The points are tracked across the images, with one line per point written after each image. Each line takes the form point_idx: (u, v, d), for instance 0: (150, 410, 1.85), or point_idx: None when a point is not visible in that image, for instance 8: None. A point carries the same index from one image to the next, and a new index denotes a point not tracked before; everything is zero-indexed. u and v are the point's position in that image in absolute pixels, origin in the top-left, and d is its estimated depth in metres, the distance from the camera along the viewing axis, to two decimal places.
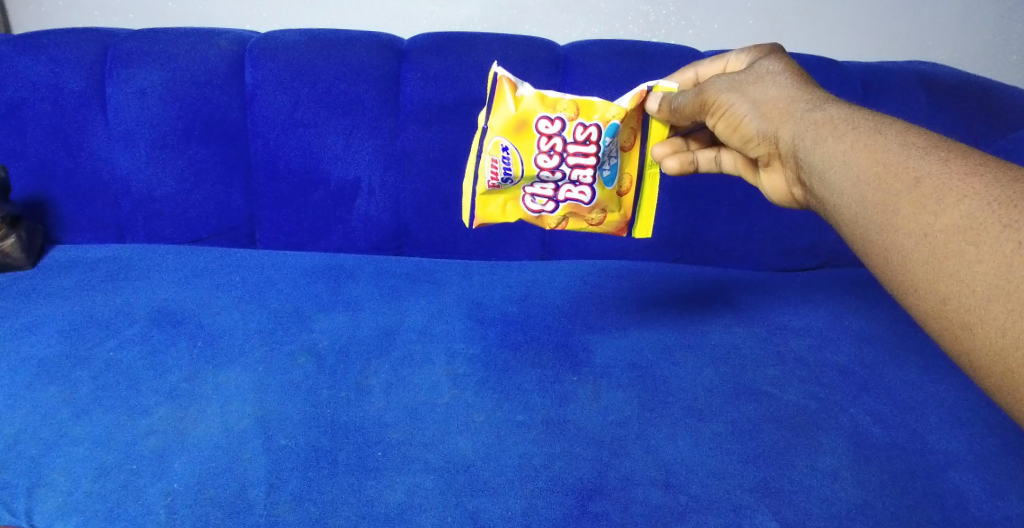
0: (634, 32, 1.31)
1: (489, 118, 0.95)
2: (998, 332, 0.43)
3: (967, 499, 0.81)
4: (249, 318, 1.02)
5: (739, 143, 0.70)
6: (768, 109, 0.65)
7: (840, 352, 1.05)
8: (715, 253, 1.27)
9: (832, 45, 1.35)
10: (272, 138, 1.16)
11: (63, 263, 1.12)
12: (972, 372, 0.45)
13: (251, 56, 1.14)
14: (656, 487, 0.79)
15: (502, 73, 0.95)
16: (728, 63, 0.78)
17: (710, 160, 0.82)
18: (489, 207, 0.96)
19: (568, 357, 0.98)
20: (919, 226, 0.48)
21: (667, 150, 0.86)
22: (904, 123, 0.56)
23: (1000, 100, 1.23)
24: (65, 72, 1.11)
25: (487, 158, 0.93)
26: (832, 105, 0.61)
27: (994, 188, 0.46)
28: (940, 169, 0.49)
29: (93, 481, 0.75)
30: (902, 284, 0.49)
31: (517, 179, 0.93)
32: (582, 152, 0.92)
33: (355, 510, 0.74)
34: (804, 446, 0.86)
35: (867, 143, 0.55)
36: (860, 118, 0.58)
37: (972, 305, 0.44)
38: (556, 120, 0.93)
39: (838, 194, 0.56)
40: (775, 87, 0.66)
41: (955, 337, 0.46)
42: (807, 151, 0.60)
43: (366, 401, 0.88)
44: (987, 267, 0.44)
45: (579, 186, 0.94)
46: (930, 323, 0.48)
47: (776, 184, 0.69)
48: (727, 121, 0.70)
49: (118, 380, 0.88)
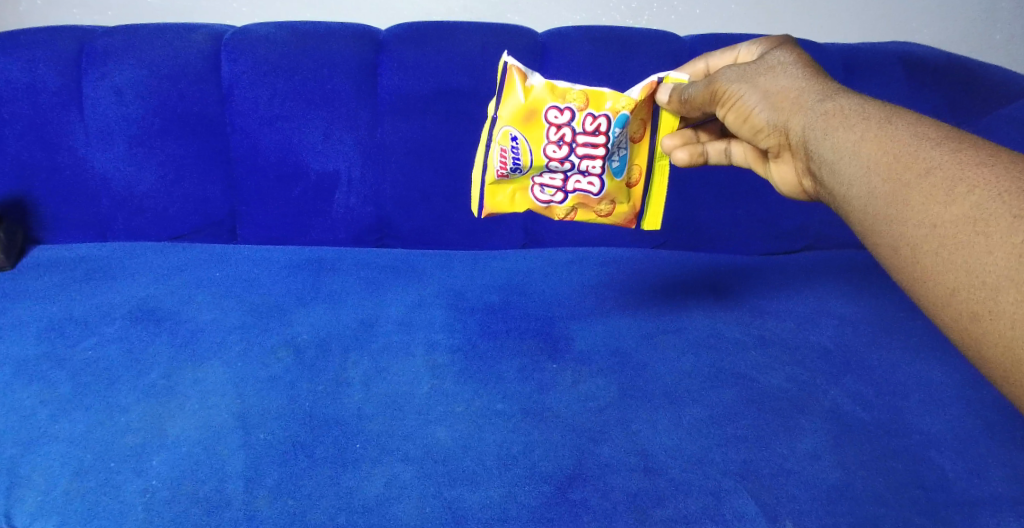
0: (617, 19, 1.30)
1: (498, 107, 0.93)
2: (1007, 324, 0.42)
3: (947, 479, 0.82)
4: (230, 313, 1.02)
5: (749, 134, 0.70)
6: (779, 99, 0.65)
7: (822, 334, 1.05)
8: (699, 238, 1.27)
9: (815, 29, 1.34)
10: (249, 132, 1.15)
11: (44, 263, 1.12)
12: (980, 364, 0.45)
13: (226, 49, 1.13)
14: (636, 472, 0.79)
15: (512, 62, 0.93)
16: (738, 54, 0.78)
17: (720, 152, 0.81)
18: (499, 197, 0.96)
19: (550, 345, 0.98)
20: (929, 217, 0.48)
21: (676, 142, 0.84)
22: (917, 114, 0.55)
23: (982, 79, 1.23)
24: (38, 71, 1.11)
25: (496, 148, 0.92)
26: (842, 95, 0.60)
27: (1004, 178, 0.45)
28: (949, 159, 0.49)
29: (71, 479, 0.75)
30: (912, 275, 0.49)
31: (526, 169, 0.93)
32: (591, 142, 0.92)
33: (333, 502, 0.74)
34: (785, 428, 0.87)
35: (878, 133, 0.54)
36: (871, 108, 0.57)
37: (982, 296, 0.43)
38: (566, 110, 0.92)
39: (847, 185, 0.55)
40: (786, 77, 0.66)
41: (964, 329, 0.45)
42: (817, 142, 0.59)
43: (345, 393, 0.88)
44: (997, 259, 0.43)
45: (588, 177, 0.94)
46: (940, 315, 0.47)
47: (785, 176, 0.70)
48: (737, 112, 0.70)
49: (98, 379, 0.89)
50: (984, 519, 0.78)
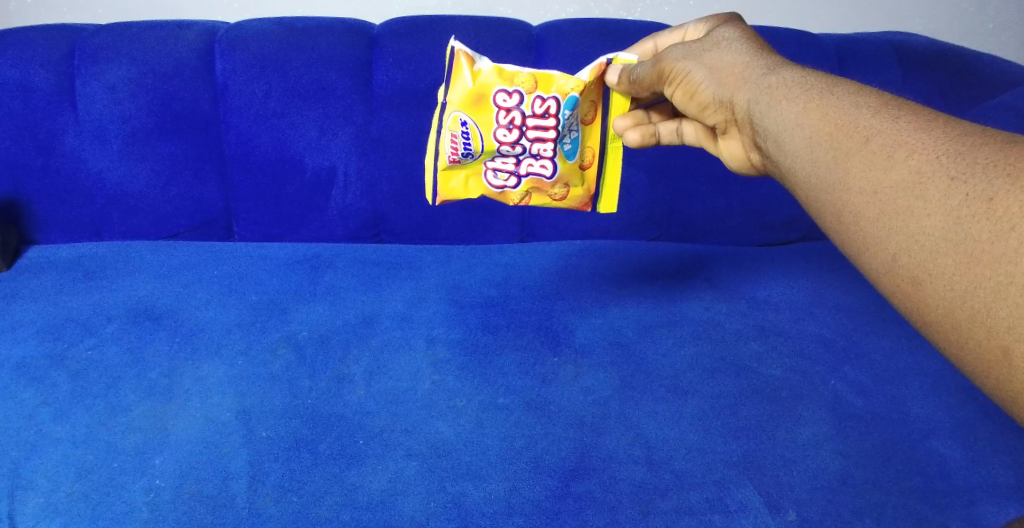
0: (608, 10, 1.29)
1: (447, 93, 0.92)
2: (946, 286, 0.42)
3: (948, 466, 0.83)
4: (227, 311, 1.02)
5: (696, 110, 0.72)
6: (723, 74, 0.66)
7: (819, 323, 1.05)
8: (695, 230, 1.27)
9: (806, 19, 1.34)
10: (245, 129, 1.15)
11: (41, 262, 1.12)
12: (923, 328, 0.45)
13: (221, 47, 1.12)
14: (639, 464, 0.80)
15: (458, 47, 0.92)
16: (686, 32, 0.79)
17: (672, 132, 0.82)
18: (451, 183, 0.95)
19: (549, 338, 0.98)
20: (870, 183, 0.48)
21: (628, 123, 0.85)
22: (856, 83, 0.56)
23: (974, 67, 1.23)
24: (31, 71, 1.09)
25: (447, 134, 0.91)
26: (785, 69, 0.61)
27: (942, 142, 0.46)
28: (890, 127, 0.49)
29: (75, 480, 0.75)
30: (855, 243, 0.49)
31: (477, 154, 0.93)
32: (541, 126, 0.92)
33: (338, 499, 0.74)
34: (784, 418, 0.87)
35: (819, 104, 0.55)
36: (814, 81, 0.58)
37: (922, 260, 0.44)
38: (514, 93, 0.92)
39: (792, 156, 0.56)
40: (730, 52, 0.67)
41: (907, 294, 0.45)
42: (762, 115, 0.60)
43: (347, 389, 0.88)
44: (935, 223, 0.44)
45: (540, 160, 0.94)
46: (882, 282, 0.47)
47: (734, 151, 0.70)
48: (685, 89, 0.71)
49: (97, 379, 0.88)
50: (983, 506, 0.79)
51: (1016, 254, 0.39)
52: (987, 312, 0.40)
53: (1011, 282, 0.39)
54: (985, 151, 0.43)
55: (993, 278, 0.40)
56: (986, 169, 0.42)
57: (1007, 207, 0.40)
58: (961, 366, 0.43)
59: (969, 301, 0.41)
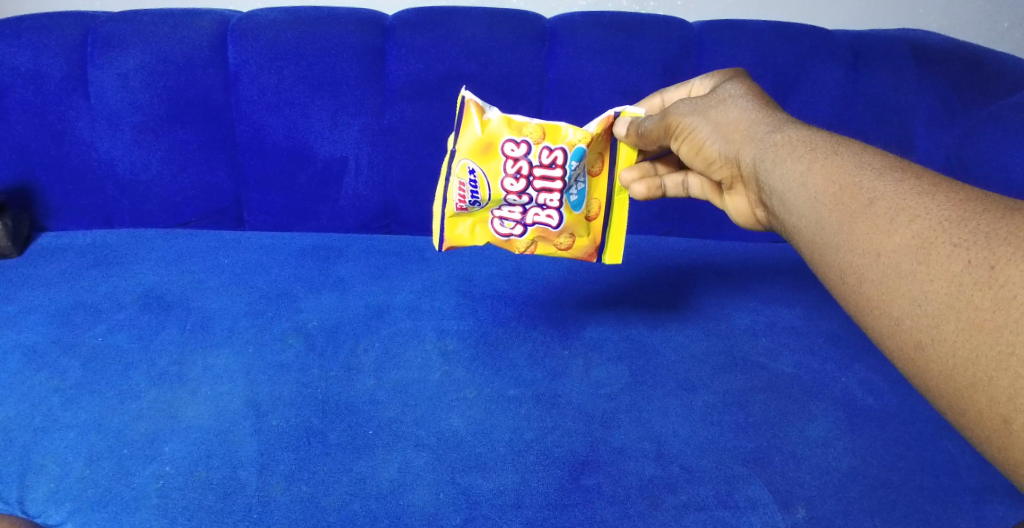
0: (622, 5, 1.29)
1: (456, 141, 0.93)
2: (949, 351, 0.42)
3: (957, 466, 0.82)
4: (238, 301, 1.02)
5: (702, 165, 0.72)
6: (729, 130, 0.67)
7: (829, 322, 1.05)
8: (706, 227, 1.26)
9: (820, 15, 1.34)
10: (256, 118, 1.15)
11: (53, 249, 1.13)
12: (925, 391, 0.45)
13: (233, 36, 1.11)
14: (649, 459, 0.80)
15: (469, 96, 0.93)
16: (692, 88, 0.81)
17: (677, 185, 0.83)
18: (457, 230, 0.95)
19: (559, 331, 0.98)
20: (873, 246, 0.48)
21: (634, 175, 0.86)
22: (860, 144, 0.56)
23: (992, 65, 1.22)
24: (43, 57, 1.09)
25: (455, 182, 0.92)
26: (791, 128, 0.61)
27: (944, 207, 0.46)
28: (893, 190, 0.49)
29: (85, 466, 0.75)
30: (858, 304, 0.49)
31: (485, 203, 0.92)
32: (548, 176, 0.91)
33: (345, 488, 0.74)
34: (795, 416, 0.87)
35: (823, 164, 0.55)
36: (818, 140, 0.58)
37: (925, 324, 0.44)
38: (522, 143, 0.91)
39: (796, 214, 0.56)
40: (736, 109, 0.68)
41: (909, 356, 0.45)
42: (767, 172, 0.60)
43: (357, 379, 0.88)
44: (938, 288, 0.43)
45: (547, 210, 0.93)
46: (886, 342, 0.47)
47: (739, 208, 0.71)
48: (691, 144, 0.72)
49: (107, 365, 0.89)
50: (992, 506, 0.78)
51: (1016, 325, 0.39)
52: (988, 381, 0.40)
53: (1012, 353, 0.38)
54: (988, 218, 0.43)
55: (997, 347, 0.39)
56: (989, 236, 0.42)
57: (1008, 276, 0.40)
58: (962, 430, 0.42)
59: (969, 368, 0.41)
